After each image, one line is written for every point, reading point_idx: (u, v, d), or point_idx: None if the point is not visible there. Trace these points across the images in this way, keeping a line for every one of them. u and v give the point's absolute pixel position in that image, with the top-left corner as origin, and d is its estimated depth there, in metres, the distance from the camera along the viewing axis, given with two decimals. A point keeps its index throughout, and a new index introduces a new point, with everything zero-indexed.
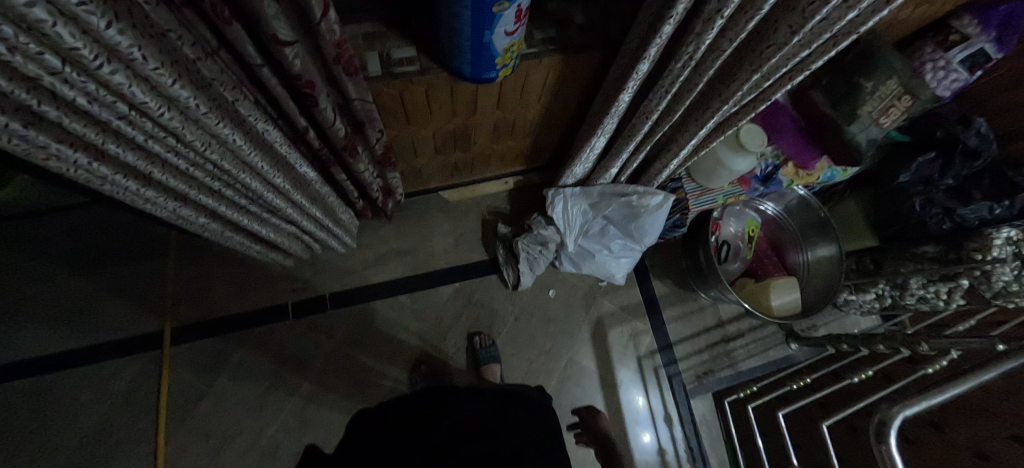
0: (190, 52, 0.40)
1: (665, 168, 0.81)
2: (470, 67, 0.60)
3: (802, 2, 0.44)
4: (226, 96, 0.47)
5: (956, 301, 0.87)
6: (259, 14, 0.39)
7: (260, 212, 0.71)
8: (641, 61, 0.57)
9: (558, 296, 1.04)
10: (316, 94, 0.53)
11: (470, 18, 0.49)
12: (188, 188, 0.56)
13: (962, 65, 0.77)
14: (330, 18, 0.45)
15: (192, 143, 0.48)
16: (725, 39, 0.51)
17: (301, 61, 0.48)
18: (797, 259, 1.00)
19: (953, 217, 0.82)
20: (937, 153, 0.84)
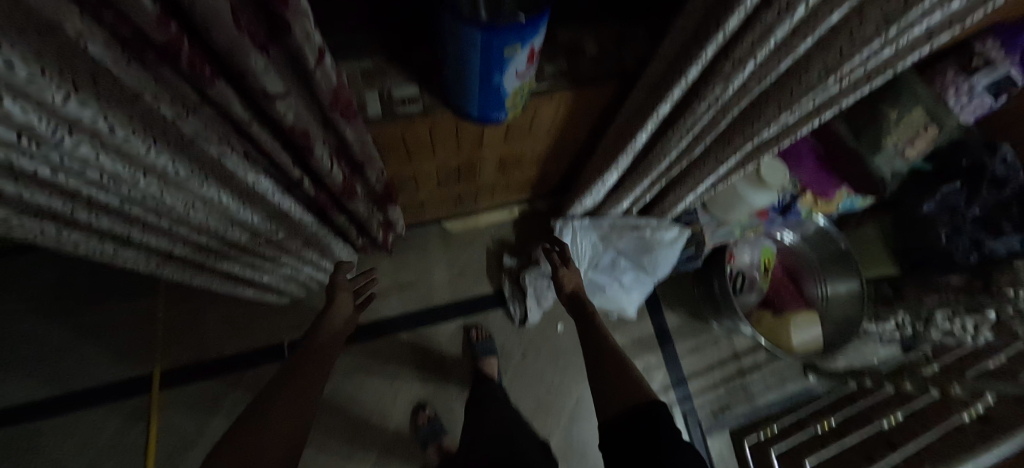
0: (169, 112, 0.36)
1: (680, 201, 0.78)
2: (478, 109, 0.55)
3: (839, 41, 0.43)
4: (211, 152, 0.42)
5: (985, 335, 0.85)
6: (246, 68, 0.36)
7: (252, 260, 0.66)
8: (664, 102, 0.54)
9: (567, 331, 0.97)
10: (312, 143, 0.49)
11: (481, 63, 0.46)
12: (171, 244, 0.52)
13: (986, 90, 0.75)
14: (326, 65, 0.44)
15: (173, 204, 0.43)
16: (757, 80, 0.49)
17: (294, 112, 0.44)
18: (814, 291, 0.94)
19: (982, 248, 0.79)
20: (963, 182, 0.80)
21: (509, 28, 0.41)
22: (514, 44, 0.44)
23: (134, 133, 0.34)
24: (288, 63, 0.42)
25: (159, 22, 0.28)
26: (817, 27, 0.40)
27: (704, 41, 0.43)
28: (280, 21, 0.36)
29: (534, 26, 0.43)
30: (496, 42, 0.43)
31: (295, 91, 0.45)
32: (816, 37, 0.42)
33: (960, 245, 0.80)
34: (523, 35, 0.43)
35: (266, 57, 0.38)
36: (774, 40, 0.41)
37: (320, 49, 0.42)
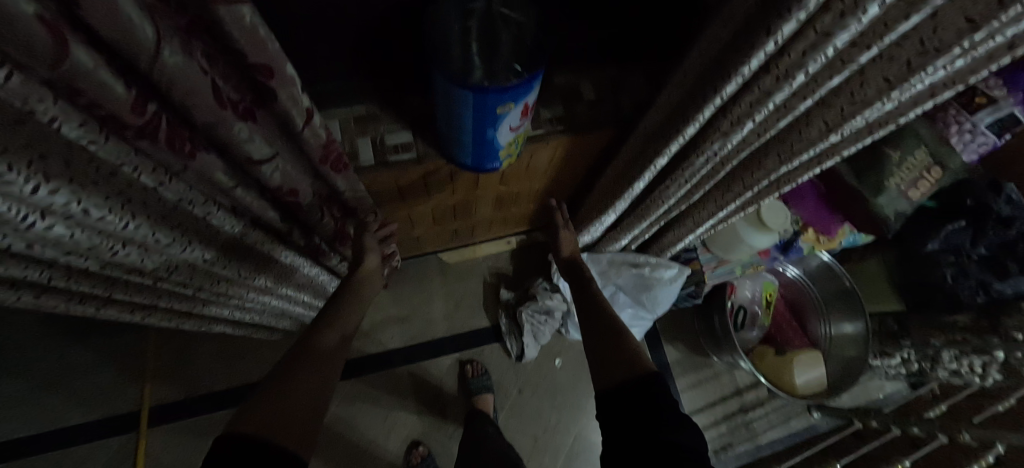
0: (149, 182, 0.35)
1: (679, 240, 0.76)
2: (472, 159, 0.55)
3: (839, 100, 0.43)
4: (194, 212, 0.41)
5: (994, 376, 0.81)
6: (229, 138, 0.37)
7: (241, 307, 0.64)
8: (660, 158, 0.54)
9: (564, 366, 0.95)
10: (300, 198, 0.50)
11: (472, 120, 0.46)
12: (156, 299, 0.50)
13: (990, 128, 0.72)
14: (315, 124, 0.43)
15: (154, 266, 0.42)
16: (756, 134, 0.49)
17: (282, 172, 0.45)
18: (818, 329, 0.92)
19: (988, 290, 0.78)
20: (966, 220, 0.78)
21: (501, 89, 0.41)
22: (505, 103, 0.43)
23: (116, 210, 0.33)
24: (276, 128, 0.42)
25: (136, 108, 0.28)
26: (816, 91, 0.40)
27: (703, 104, 0.44)
28: (267, 91, 0.37)
29: (527, 85, 0.43)
30: (486, 101, 0.42)
31: (285, 153, 0.45)
32: (814, 99, 0.42)
33: (966, 286, 0.80)
34: (515, 95, 0.43)
35: (252, 126, 0.38)
36: (775, 103, 0.41)
37: (309, 110, 0.41)
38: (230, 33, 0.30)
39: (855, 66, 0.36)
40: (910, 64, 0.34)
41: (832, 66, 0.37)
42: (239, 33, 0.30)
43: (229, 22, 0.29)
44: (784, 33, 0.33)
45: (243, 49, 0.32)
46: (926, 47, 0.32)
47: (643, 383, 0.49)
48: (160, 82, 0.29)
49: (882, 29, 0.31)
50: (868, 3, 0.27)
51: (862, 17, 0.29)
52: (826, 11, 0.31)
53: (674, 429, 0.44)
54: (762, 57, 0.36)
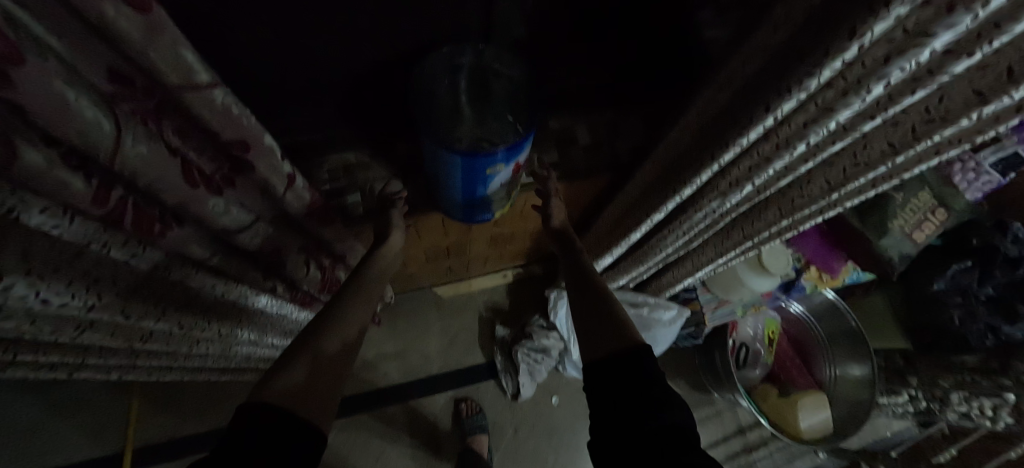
0: (120, 256, 0.33)
1: (678, 282, 0.74)
2: (462, 213, 0.54)
3: (844, 160, 0.41)
4: (170, 277, 0.40)
5: (1004, 421, 0.78)
6: (203, 213, 0.37)
7: (224, 358, 0.62)
8: (656, 213, 0.55)
9: (562, 404, 0.92)
10: (284, 256, 0.52)
11: (461, 181, 0.45)
12: (130, 360, 0.49)
13: (995, 167, 0.70)
14: (297, 186, 0.44)
15: (124, 335, 0.41)
16: (757, 192, 0.48)
17: (260, 237, 0.46)
18: (823, 370, 0.89)
19: (998, 333, 0.76)
20: (974, 262, 0.76)
21: (492, 151, 0.40)
22: (495, 165, 0.43)
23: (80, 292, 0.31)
24: (257, 193, 0.42)
25: (98, 200, 0.27)
26: (818, 154, 0.38)
27: (699, 167, 0.45)
28: (244, 163, 0.37)
29: (518, 147, 0.42)
30: (475, 163, 0.41)
31: (264, 219, 0.45)
32: (814, 161, 0.41)
33: (973, 328, 0.77)
34: (505, 157, 0.42)
35: (227, 197, 0.38)
36: (775, 170, 0.40)
37: (291, 175, 0.42)
38: (201, 115, 0.30)
39: (858, 134, 0.34)
40: (916, 128, 0.32)
41: (835, 135, 0.36)
42: (208, 113, 0.30)
43: (197, 105, 0.29)
44: (782, 109, 0.33)
45: (214, 127, 0.32)
46: (931, 114, 0.30)
47: (632, 352, 0.41)
48: (124, 175, 0.28)
49: (886, 101, 0.30)
50: (872, 84, 0.27)
51: (866, 96, 0.28)
52: (829, 88, 0.30)
53: (676, 410, 0.37)
54: (760, 130, 0.36)
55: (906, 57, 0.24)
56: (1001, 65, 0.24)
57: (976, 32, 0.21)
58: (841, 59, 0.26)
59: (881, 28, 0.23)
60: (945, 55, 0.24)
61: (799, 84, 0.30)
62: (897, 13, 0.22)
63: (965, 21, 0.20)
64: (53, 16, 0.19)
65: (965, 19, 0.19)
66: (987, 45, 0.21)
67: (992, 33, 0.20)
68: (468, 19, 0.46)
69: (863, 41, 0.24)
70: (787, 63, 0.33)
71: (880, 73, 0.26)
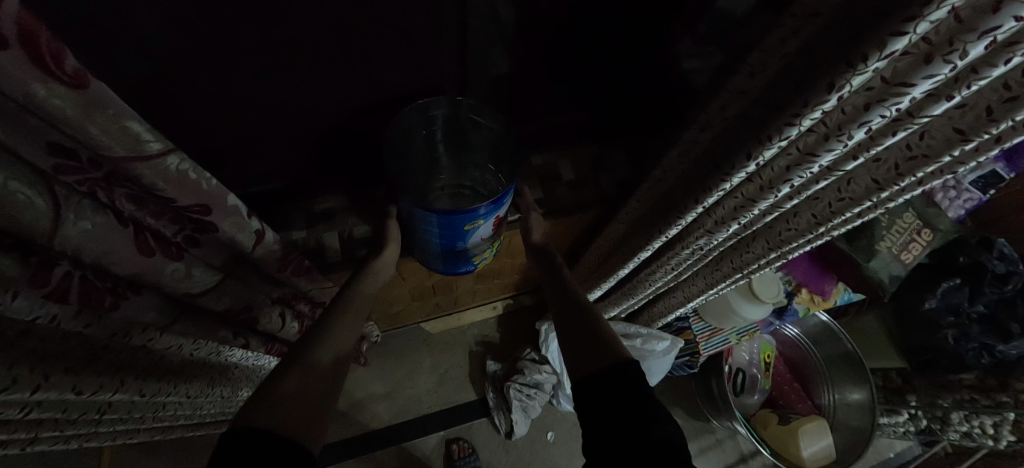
0: (74, 326, 0.29)
1: (670, 312, 0.73)
2: (444, 266, 0.52)
3: (827, 195, 0.38)
4: (132, 342, 0.34)
5: (1006, 439, 0.79)
6: (159, 280, 0.34)
7: (189, 415, 0.56)
8: (644, 249, 0.55)
9: (558, 440, 0.88)
10: (256, 312, 0.47)
11: (440, 239, 0.44)
12: (79, 434, 0.42)
13: (975, 185, 0.72)
14: (267, 242, 0.40)
15: (75, 414, 0.34)
16: (744, 228, 0.46)
17: (226, 298, 0.42)
18: (822, 393, 0.87)
19: (992, 352, 0.76)
20: (962, 279, 0.75)
21: (472, 209, 0.39)
22: (475, 222, 0.41)
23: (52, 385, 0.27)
24: (223, 249, 0.38)
25: (35, 279, 0.24)
26: (803, 193, 0.37)
27: (685, 209, 0.45)
28: (206, 225, 0.33)
29: (497, 205, 0.40)
30: (452, 220, 0.40)
31: (234, 276, 0.42)
32: (800, 199, 0.39)
33: (969, 348, 0.78)
34: (483, 214, 0.41)
35: (188, 260, 0.35)
36: (760, 210, 0.38)
37: (259, 232, 0.38)
38: (150, 182, 0.24)
39: (840, 173, 0.33)
40: (900, 166, 0.30)
41: (820, 176, 0.34)
42: (162, 183, 0.25)
43: (149, 176, 0.24)
44: (763, 155, 0.33)
45: (171, 195, 0.27)
46: (914, 151, 0.29)
47: (616, 371, 0.38)
48: (65, 252, 0.25)
49: (866, 142, 0.28)
50: (851, 129, 0.26)
51: (847, 141, 0.27)
52: (810, 133, 0.29)
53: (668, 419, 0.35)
54: (742, 175, 0.36)
55: (886, 104, 0.23)
56: (978, 107, 0.23)
57: (954, 76, 0.21)
58: (820, 110, 0.26)
59: (860, 81, 0.22)
60: (924, 99, 0.23)
61: (778, 132, 0.29)
62: (875, 66, 0.21)
63: (943, 72, 0.20)
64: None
65: (943, 70, 0.19)
66: (966, 88, 0.21)
67: (969, 78, 0.20)
68: (450, 64, 0.46)
69: (841, 92, 0.24)
70: (772, 108, 0.32)
71: (861, 119, 0.25)
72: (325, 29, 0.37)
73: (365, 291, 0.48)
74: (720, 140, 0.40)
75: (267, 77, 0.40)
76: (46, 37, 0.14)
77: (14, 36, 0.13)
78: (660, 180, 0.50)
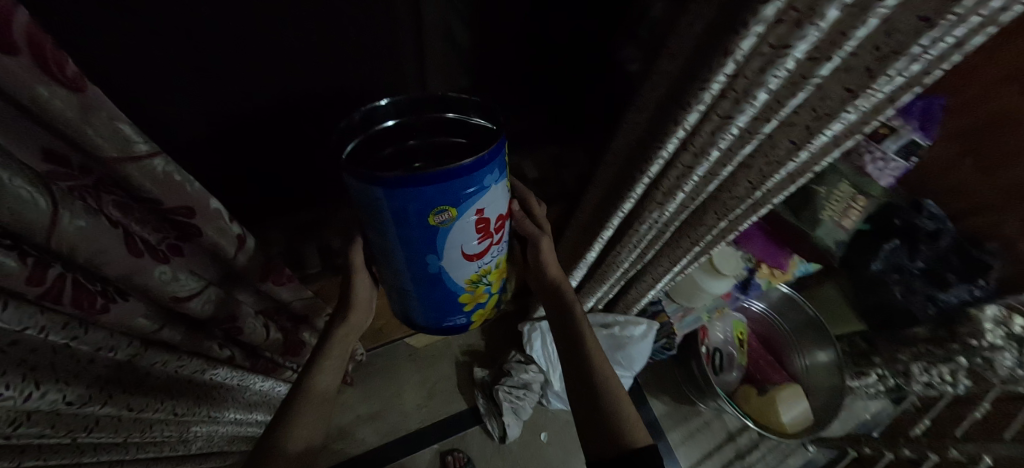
0: (62, 341, 0.26)
1: (643, 296, 0.76)
2: (417, 286, 0.46)
3: (757, 162, 0.43)
4: (119, 357, 0.32)
5: (963, 383, 0.85)
6: (144, 285, 0.30)
7: (184, 447, 0.52)
8: (606, 228, 0.58)
9: (552, 439, 0.89)
10: (239, 320, 0.43)
11: (403, 236, 0.37)
12: None
13: (899, 154, 0.77)
14: (248, 247, 0.39)
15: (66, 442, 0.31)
16: (690, 199, 0.50)
17: (213, 303, 0.38)
18: (793, 360, 0.92)
19: (937, 302, 0.81)
20: (900, 240, 0.81)
21: (438, 184, 0.32)
22: (443, 208, 0.34)
23: (27, 411, 0.25)
24: (204, 259, 0.37)
25: (35, 280, 0.21)
26: (733, 157, 0.41)
27: (634, 183, 0.49)
28: (189, 229, 0.32)
29: (475, 184, 0.34)
30: (412, 205, 0.33)
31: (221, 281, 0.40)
32: (733, 166, 0.43)
33: (916, 301, 0.82)
34: (453, 196, 0.33)
35: (173, 265, 0.32)
36: (698, 175, 0.42)
37: (241, 237, 0.37)
38: (139, 186, 0.25)
39: (761, 136, 0.37)
40: (810, 127, 0.35)
41: (741, 137, 0.39)
42: (150, 185, 0.26)
43: (136, 178, 0.25)
44: (688, 122, 0.37)
45: (158, 198, 0.27)
46: (820, 112, 0.33)
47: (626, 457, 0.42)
48: (57, 251, 0.22)
49: (776, 103, 0.33)
50: (756, 91, 0.30)
51: (754, 102, 0.31)
52: (724, 99, 0.34)
53: None
54: (675, 141, 0.40)
55: (775, 66, 0.28)
56: (858, 66, 0.28)
57: (828, 41, 0.25)
58: (722, 75, 0.30)
59: (747, 45, 0.27)
60: (810, 62, 0.28)
61: (696, 98, 0.34)
62: (756, 30, 0.26)
63: (811, 34, 0.24)
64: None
65: (812, 32, 0.24)
66: (840, 50, 0.25)
67: (839, 41, 0.24)
68: (409, 75, 0.49)
69: (735, 57, 0.28)
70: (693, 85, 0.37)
71: (761, 81, 0.29)
72: (289, 46, 0.39)
73: (327, 362, 0.49)
74: (655, 120, 0.44)
75: (235, 96, 0.42)
76: (51, 47, 0.16)
77: (23, 43, 0.15)
78: (612, 164, 0.54)
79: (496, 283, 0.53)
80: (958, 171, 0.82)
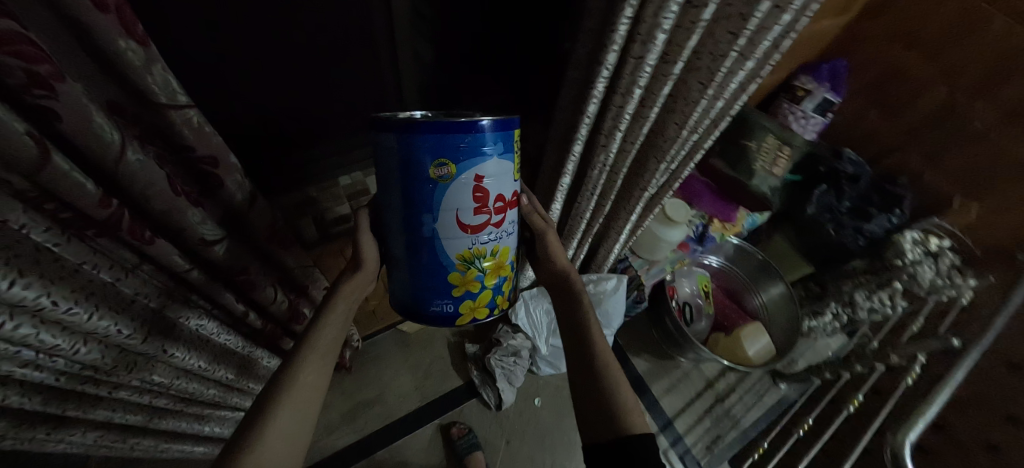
0: (110, 278, 0.33)
1: (610, 252, 0.84)
2: (412, 262, 0.48)
3: (680, 107, 0.52)
4: (153, 306, 0.38)
5: (900, 304, 0.91)
6: (179, 225, 0.33)
7: (204, 411, 0.57)
8: (563, 175, 0.65)
9: (545, 404, 0.94)
10: (254, 276, 0.45)
11: (406, 189, 0.42)
12: (114, 415, 0.44)
13: (816, 111, 0.93)
14: (259, 204, 0.42)
15: (113, 371, 0.37)
16: (628, 143, 0.58)
17: (233, 252, 0.41)
18: (753, 303, 1.02)
19: (864, 232, 0.93)
20: (827, 184, 0.93)
21: (438, 135, 0.39)
22: (443, 161, 0.40)
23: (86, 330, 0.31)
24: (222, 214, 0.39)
25: (104, 203, 0.27)
26: (655, 97, 0.49)
27: (577, 126, 0.55)
28: (213, 181, 0.35)
29: (474, 140, 0.40)
30: (421, 154, 0.39)
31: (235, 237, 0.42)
32: (659, 106, 0.51)
33: (847, 235, 0.93)
34: (452, 150, 0.39)
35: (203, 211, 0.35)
36: (629, 112, 0.50)
37: (252, 193, 0.40)
38: (179, 134, 0.29)
39: (674, 77, 0.46)
40: (711, 67, 0.44)
41: (655, 78, 0.47)
42: (188, 132, 0.29)
43: (178, 126, 0.29)
44: (610, 62, 0.45)
45: (192, 146, 0.31)
46: (716, 55, 0.43)
47: (620, 443, 0.42)
48: (123, 182, 0.27)
49: (678, 44, 0.42)
50: (657, 33, 0.39)
51: (657, 41, 0.40)
52: (635, 42, 0.42)
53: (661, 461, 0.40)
54: (603, 80, 0.47)
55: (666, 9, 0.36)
56: (734, 13, 0.38)
57: None
58: (625, 16, 0.39)
59: None
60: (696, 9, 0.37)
61: (611, 39, 0.42)
62: None
63: None
64: (60, 42, 0.22)
65: None
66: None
67: None
68: None
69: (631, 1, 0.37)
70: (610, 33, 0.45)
71: (657, 24, 0.38)
72: None
73: (326, 342, 0.44)
74: (587, 72, 0.53)
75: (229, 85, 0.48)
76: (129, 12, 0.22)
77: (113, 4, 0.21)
78: (562, 123, 0.63)
79: (492, 277, 0.51)
80: (864, 122, 0.99)
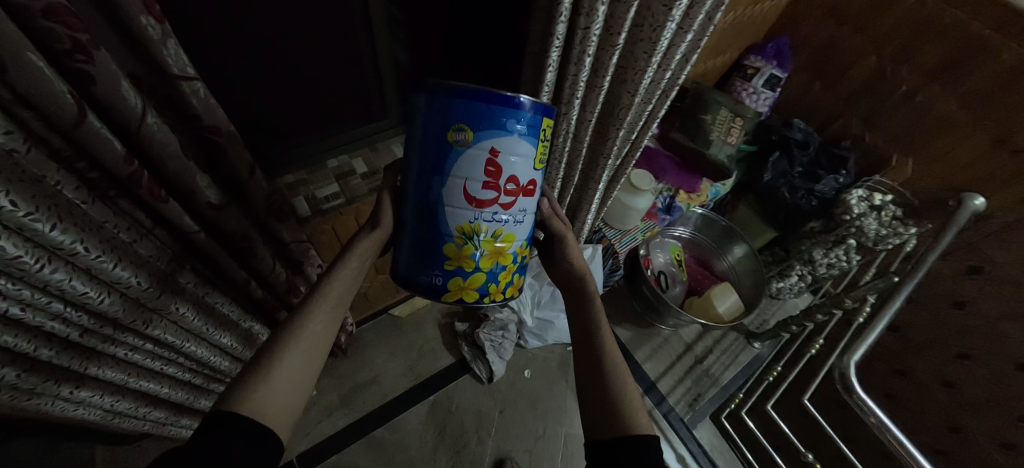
0: (128, 237, 0.37)
1: (584, 224, 0.91)
2: (417, 230, 0.48)
3: (630, 76, 0.58)
4: (164, 268, 0.43)
5: (854, 258, 1.00)
6: (189, 187, 0.39)
7: (207, 377, 0.62)
8: None
9: (534, 375, 1.00)
10: (254, 245, 0.50)
11: (425, 154, 0.44)
12: (127, 376, 0.49)
13: (766, 87, 1.02)
14: (258, 176, 0.47)
15: (131, 325, 0.42)
16: (587, 112, 0.64)
17: (236, 219, 0.46)
18: (723, 267, 1.10)
19: (816, 193, 1.00)
20: (780, 152, 1.02)
21: (466, 101, 0.40)
22: (462, 126, 0.41)
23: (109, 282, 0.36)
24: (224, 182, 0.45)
25: (126, 162, 0.32)
26: (605, 66, 0.55)
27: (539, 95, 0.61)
28: (216, 149, 0.41)
29: (496, 109, 0.41)
30: (445, 117, 0.42)
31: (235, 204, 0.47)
32: (611, 76, 0.57)
33: (801, 196, 1.01)
34: (474, 117, 0.41)
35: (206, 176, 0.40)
36: (582, 80, 0.56)
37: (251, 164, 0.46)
38: (188, 103, 0.35)
39: (619, 47, 0.52)
40: (650, 38, 0.51)
41: (603, 49, 0.54)
42: (196, 102, 0.35)
43: (187, 96, 0.34)
44: (560, 34, 0.50)
45: (199, 115, 0.37)
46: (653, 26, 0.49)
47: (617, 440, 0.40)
48: (144, 143, 0.33)
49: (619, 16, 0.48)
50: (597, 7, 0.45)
51: (598, 15, 0.45)
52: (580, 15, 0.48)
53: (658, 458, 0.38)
54: (557, 48, 0.52)
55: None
56: None
57: None
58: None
59: None
60: None
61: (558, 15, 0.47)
62: None
63: None
64: (91, 20, 0.27)
65: None
66: None
67: None
68: None
69: None
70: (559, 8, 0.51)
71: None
72: None
73: (331, 295, 0.48)
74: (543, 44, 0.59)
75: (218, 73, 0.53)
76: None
77: None
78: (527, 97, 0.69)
79: (488, 262, 0.50)
80: (811, 95, 1.09)
